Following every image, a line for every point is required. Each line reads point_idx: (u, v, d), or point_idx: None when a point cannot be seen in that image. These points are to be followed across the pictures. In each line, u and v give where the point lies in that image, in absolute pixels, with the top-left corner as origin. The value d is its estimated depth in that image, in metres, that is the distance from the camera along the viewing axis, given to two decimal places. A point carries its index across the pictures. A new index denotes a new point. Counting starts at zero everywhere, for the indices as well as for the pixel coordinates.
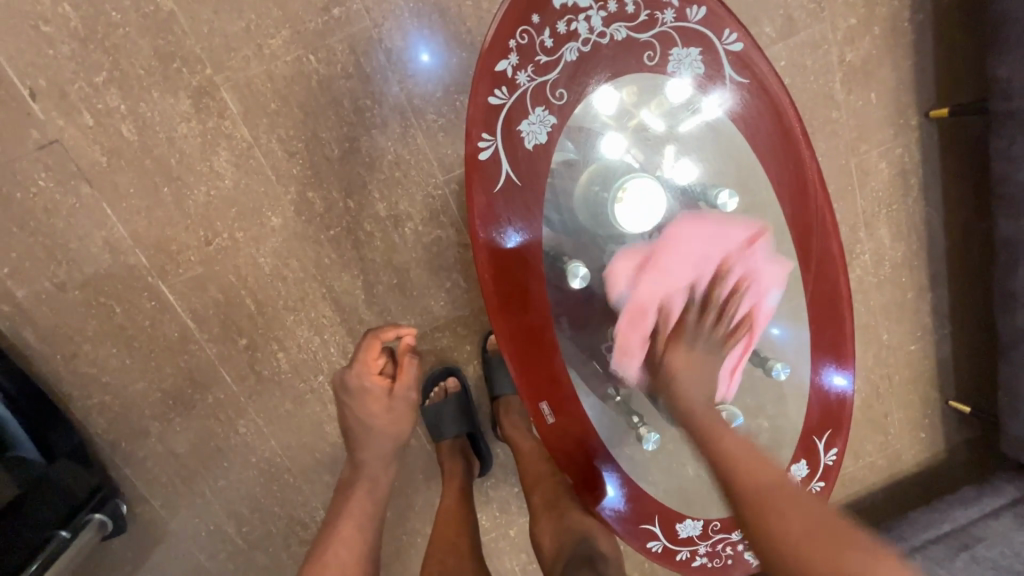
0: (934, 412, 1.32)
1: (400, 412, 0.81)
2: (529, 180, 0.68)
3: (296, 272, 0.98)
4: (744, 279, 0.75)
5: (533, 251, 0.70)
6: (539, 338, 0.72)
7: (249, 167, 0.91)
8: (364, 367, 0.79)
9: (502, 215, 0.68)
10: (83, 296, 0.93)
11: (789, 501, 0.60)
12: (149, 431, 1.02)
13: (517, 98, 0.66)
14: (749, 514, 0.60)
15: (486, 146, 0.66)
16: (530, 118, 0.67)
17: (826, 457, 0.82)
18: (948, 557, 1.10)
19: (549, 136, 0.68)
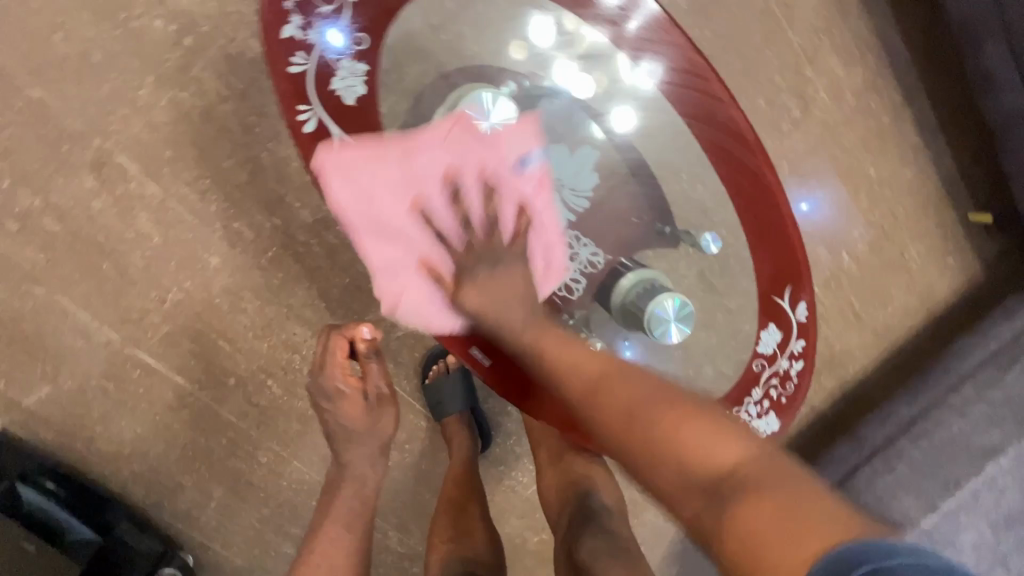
0: (957, 232, 1.26)
1: (378, 409, 0.84)
2: (366, 136, 0.68)
3: (253, 301, 1.01)
4: (496, 175, 0.70)
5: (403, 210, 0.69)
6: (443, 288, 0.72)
7: (170, 219, 0.94)
8: (335, 368, 0.80)
9: None
10: (78, 384, 0.99)
11: (603, 388, 0.62)
12: (183, 485, 1.09)
13: (318, 60, 0.65)
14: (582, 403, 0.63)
15: (307, 117, 0.65)
16: (339, 74, 0.66)
17: (798, 315, 0.80)
18: (1001, 376, 1.05)
19: (365, 85, 0.68)
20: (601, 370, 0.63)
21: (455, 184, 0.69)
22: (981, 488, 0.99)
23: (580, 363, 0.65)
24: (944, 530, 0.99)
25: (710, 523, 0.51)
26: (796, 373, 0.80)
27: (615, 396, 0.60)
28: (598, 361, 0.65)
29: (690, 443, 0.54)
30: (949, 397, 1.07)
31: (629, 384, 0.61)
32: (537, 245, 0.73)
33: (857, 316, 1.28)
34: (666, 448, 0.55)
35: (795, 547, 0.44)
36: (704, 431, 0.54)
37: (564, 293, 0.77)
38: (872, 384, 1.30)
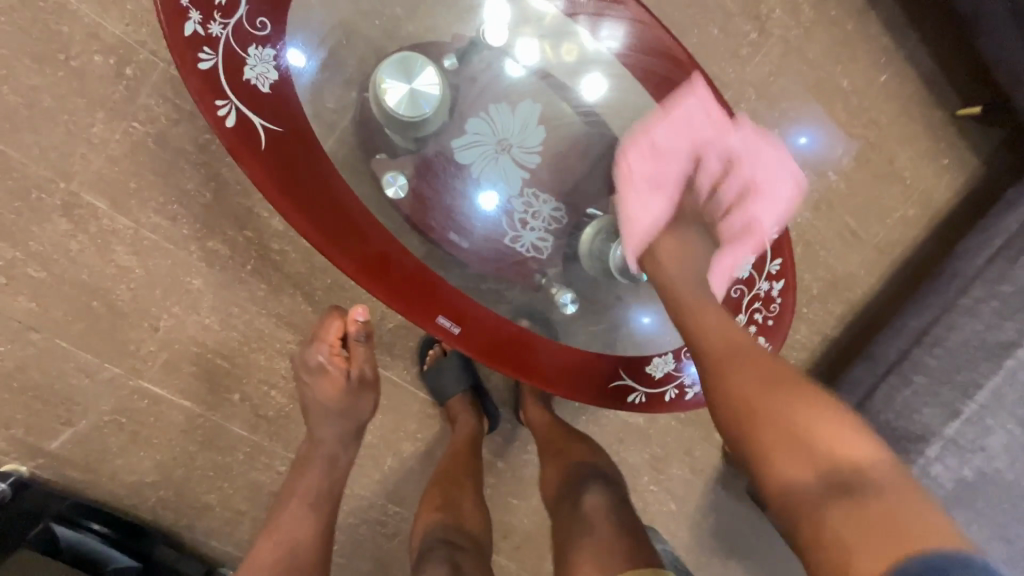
0: (946, 130, 1.21)
1: (351, 394, 0.86)
2: (287, 120, 0.67)
3: (242, 316, 1.02)
4: (755, 192, 0.74)
5: (340, 188, 0.69)
6: (398, 262, 0.72)
7: (146, 248, 0.96)
8: (322, 344, 0.85)
9: (285, 162, 0.66)
10: (92, 422, 1.03)
11: (741, 362, 0.60)
12: (210, 504, 1.12)
13: (224, 51, 0.63)
14: (715, 370, 0.62)
15: (224, 110, 0.63)
16: (249, 63, 0.65)
17: (772, 230, 0.76)
18: (1008, 267, 1.01)
19: (279, 71, 0.67)
20: (729, 348, 0.62)
21: (701, 159, 0.72)
22: (1003, 387, 0.95)
23: (711, 326, 0.65)
24: (972, 435, 0.95)
25: (811, 496, 0.51)
26: (778, 292, 0.80)
27: (744, 370, 0.59)
28: (740, 339, 0.63)
29: (812, 432, 0.53)
30: (958, 300, 1.04)
31: (768, 365, 0.60)
32: (727, 254, 0.74)
33: (856, 235, 1.23)
34: (792, 429, 0.54)
35: (904, 540, 0.44)
36: (838, 439, 0.53)
37: (531, 252, 0.79)
38: (881, 302, 1.26)
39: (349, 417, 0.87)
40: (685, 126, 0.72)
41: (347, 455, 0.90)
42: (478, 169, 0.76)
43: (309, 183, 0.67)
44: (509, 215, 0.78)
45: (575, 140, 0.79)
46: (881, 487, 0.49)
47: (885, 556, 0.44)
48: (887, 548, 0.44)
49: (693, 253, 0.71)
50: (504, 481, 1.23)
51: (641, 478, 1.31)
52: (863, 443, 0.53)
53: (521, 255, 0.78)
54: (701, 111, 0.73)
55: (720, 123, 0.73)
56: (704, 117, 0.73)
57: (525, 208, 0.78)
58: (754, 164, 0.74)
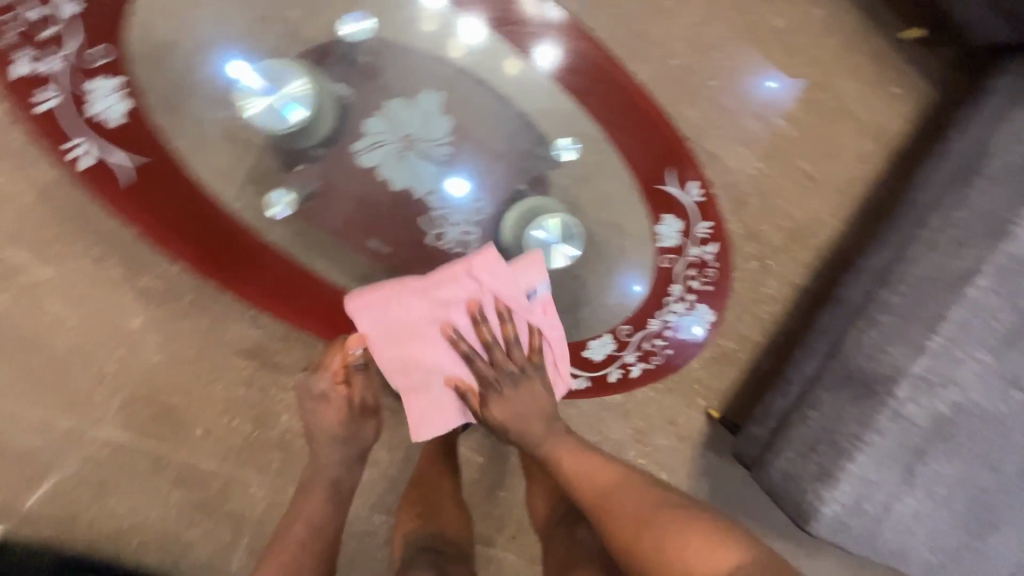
0: (890, 58, 1.17)
1: (355, 421, 0.85)
2: (145, 152, 0.77)
3: (189, 350, 1.00)
4: (538, 321, 0.78)
5: (213, 209, 0.79)
6: (282, 272, 0.82)
7: (79, 295, 0.94)
8: (325, 372, 0.83)
9: (152, 195, 0.78)
10: (58, 475, 1.02)
11: (610, 497, 0.75)
12: (194, 542, 1.09)
13: (64, 97, 0.75)
14: (599, 511, 0.76)
15: (81, 155, 0.76)
16: (93, 102, 0.75)
17: (692, 197, 0.81)
18: (964, 191, 0.98)
19: (122, 102, 0.75)
20: (603, 484, 0.77)
21: (477, 312, 0.75)
22: (968, 315, 0.91)
23: (580, 467, 0.79)
24: (941, 368, 0.92)
25: None
26: (714, 256, 0.83)
27: (616, 499, 0.75)
28: (604, 468, 0.78)
29: (688, 564, 0.67)
30: (917, 234, 1.00)
31: (631, 496, 0.75)
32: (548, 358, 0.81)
33: (813, 179, 1.20)
34: (686, 570, 0.67)
35: None
36: (699, 553, 0.67)
37: (458, 248, 0.80)
38: (849, 244, 1.23)
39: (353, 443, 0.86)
40: (433, 294, 0.75)
41: (352, 478, 0.87)
42: (387, 173, 0.77)
43: (199, 229, 0.79)
44: (426, 215, 0.79)
45: (480, 126, 0.79)
46: None
47: None
48: None
49: (522, 398, 0.77)
50: (491, 476, 1.22)
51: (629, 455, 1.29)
52: (728, 551, 0.66)
53: (449, 252, 0.80)
54: (415, 300, 0.75)
55: (457, 276, 0.75)
56: (451, 293, 0.75)
57: (445, 205, 0.79)
58: (500, 284, 0.75)
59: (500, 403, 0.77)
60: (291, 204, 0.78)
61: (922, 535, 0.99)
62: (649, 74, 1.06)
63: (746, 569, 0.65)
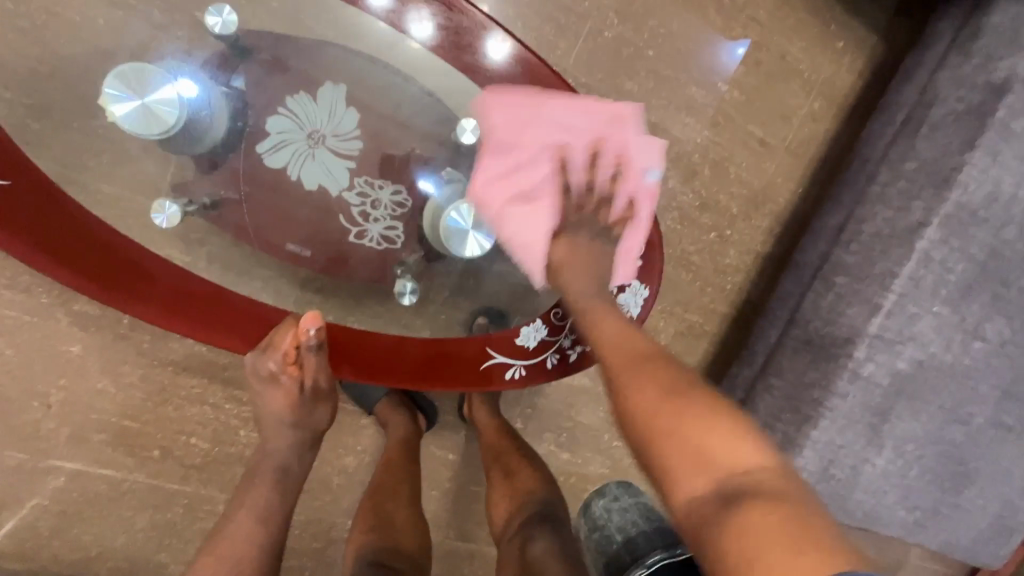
0: (832, 11, 1.13)
1: (306, 405, 0.79)
2: (19, 175, 0.69)
3: (135, 372, 0.98)
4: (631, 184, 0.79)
5: (105, 231, 0.73)
6: (193, 291, 0.76)
7: (10, 326, 0.91)
8: (272, 352, 0.75)
9: (32, 219, 0.69)
10: (13, 511, 1.00)
11: (641, 367, 0.60)
12: (164, 564, 1.08)
13: None
14: (618, 377, 0.61)
15: None
16: None
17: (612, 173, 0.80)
18: (910, 141, 0.95)
19: None
20: (634, 353, 0.63)
21: (568, 156, 0.76)
22: (920, 269, 0.89)
23: (608, 330, 0.67)
24: (897, 327, 0.90)
25: (710, 512, 0.49)
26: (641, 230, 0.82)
27: (641, 374, 0.59)
28: (635, 337, 0.66)
29: (701, 443, 0.52)
30: (868, 189, 0.98)
31: (662, 371, 0.59)
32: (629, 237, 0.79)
33: (764, 142, 1.17)
34: (700, 450, 0.52)
35: (800, 543, 0.43)
36: (724, 443, 0.52)
37: (384, 244, 0.79)
38: (806, 205, 1.20)
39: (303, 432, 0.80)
40: (540, 127, 0.75)
41: (303, 463, 0.81)
42: (296, 172, 0.74)
43: (77, 241, 0.72)
44: (345, 213, 0.76)
45: (388, 116, 0.76)
46: (783, 502, 0.47)
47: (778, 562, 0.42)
48: (786, 534, 0.43)
49: (588, 252, 0.75)
50: (463, 471, 1.21)
51: (603, 437, 1.27)
52: (758, 450, 0.51)
53: (375, 250, 0.79)
54: (544, 122, 0.75)
55: (552, 116, 0.75)
56: (547, 130, 0.75)
57: (363, 201, 0.76)
58: (625, 143, 0.80)
59: (560, 243, 0.75)
60: (177, 215, 0.74)
61: (893, 492, 0.98)
62: (582, 48, 1.03)
63: (773, 475, 0.50)
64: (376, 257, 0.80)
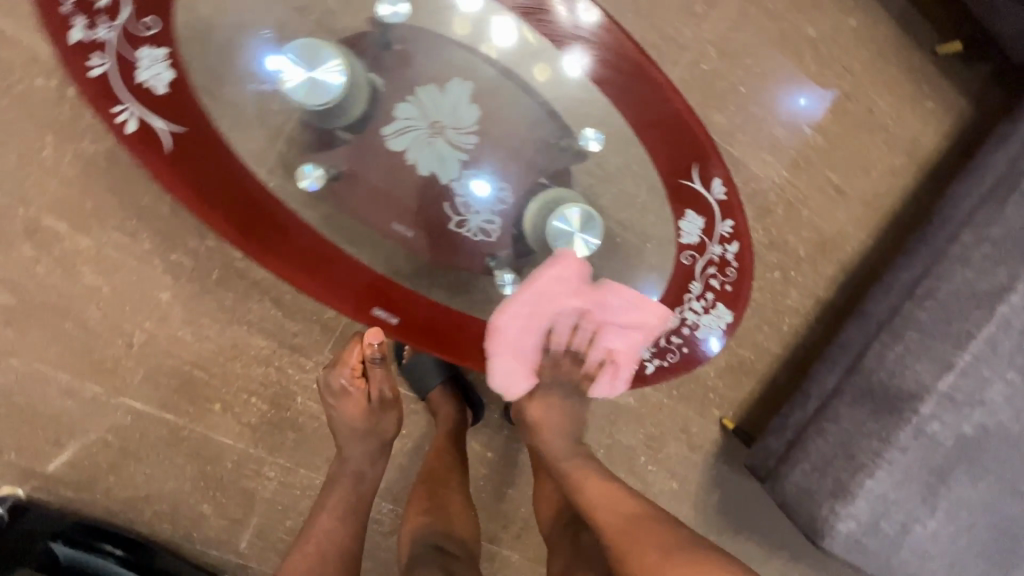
0: (925, 73, 1.15)
1: (376, 413, 0.95)
2: (189, 120, 0.73)
3: (214, 325, 1.04)
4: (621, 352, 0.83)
5: (252, 182, 0.75)
6: (318, 251, 0.78)
7: (112, 266, 0.97)
8: (344, 368, 0.95)
9: (192, 163, 0.73)
10: (79, 441, 1.05)
11: (637, 536, 0.71)
12: (205, 513, 1.13)
13: (115, 57, 0.70)
14: (617, 545, 0.72)
15: (124, 117, 0.71)
16: (141, 64, 0.71)
17: (715, 194, 0.81)
18: (999, 208, 0.95)
19: (171, 67, 0.72)
20: (626, 518, 0.74)
21: (580, 324, 0.84)
22: (997, 334, 0.90)
23: (597, 496, 0.78)
24: (967, 388, 0.90)
25: None
26: (734, 255, 0.82)
27: (639, 542, 0.70)
28: (623, 498, 0.77)
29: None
30: (948, 249, 0.98)
31: (651, 534, 0.71)
32: (605, 384, 0.84)
33: (839, 191, 1.18)
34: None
35: None
36: None
37: (480, 236, 0.81)
38: (874, 259, 1.21)
39: (374, 435, 0.95)
40: (531, 298, 0.81)
41: (374, 469, 0.95)
42: (413, 157, 0.79)
43: (229, 189, 0.75)
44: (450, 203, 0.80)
45: (507, 116, 0.80)
46: None
47: None
48: None
49: (563, 406, 0.86)
50: (497, 472, 1.22)
51: (637, 460, 1.23)
52: None
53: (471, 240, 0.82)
54: (558, 282, 0.80)
55: (541, 297, 0.81)
56: (538, 302, 0.81)
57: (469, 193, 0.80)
58: (613, 314, 0.82)
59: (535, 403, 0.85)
60: (321, 178, 0.78)
61: (940, 558, 0.95)
62: (678, 76, 1.06)
63: None
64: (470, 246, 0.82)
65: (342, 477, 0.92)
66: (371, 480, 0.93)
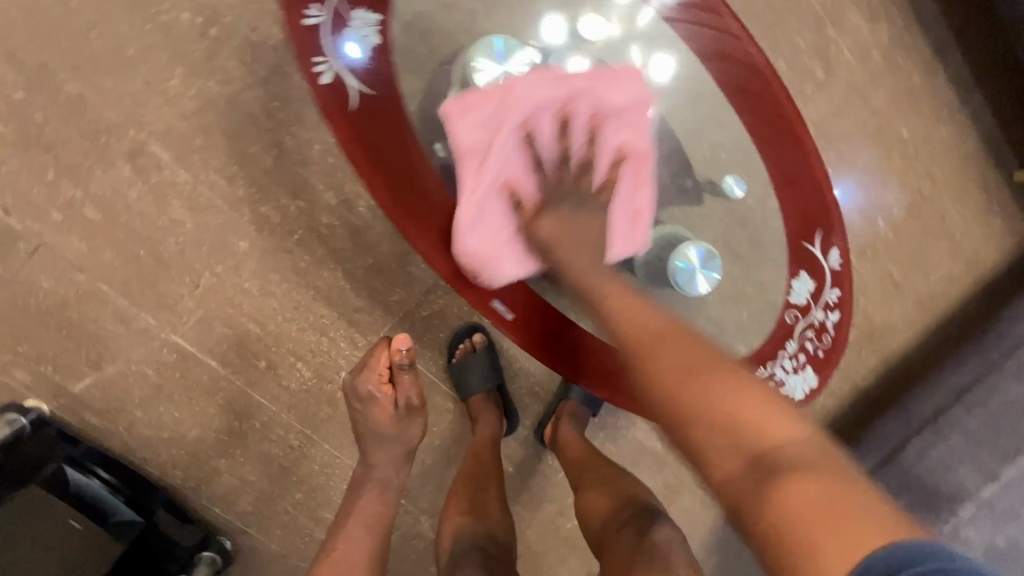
0: (998, 193, 1.20)
1: (405, 421, 0.87)
2: (383, 89, 0.70)
3: (282, 284, 1.03)
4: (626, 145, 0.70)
5: (426, 163, 0.71)
6: None
7: (201, 204, 0.97)
8: (371, 373, 0.84)
9: (376, 130, 0.69)
10: (118, 369, 1.03)
11: (661, 342, 0.58)
12: (220, 468, 1.11)
13: (331, 10, 0.67)
14: (638, 353, 0.59)
15: (323, 69, 0.66)
16: (352, 24, 0.68)
17: (830, 263, 0.84)
18: None
19: (380, 35, 0.70)
20: (660, 327, 0.60)
21: (566, 119, 0.68)
22: None
23: (612, 298, 0.64)
24: (1007, 501, 0.95)
25: (742, 488, 0.49)
26: (833, 325, 0.84)
27: (668, 345, 0.57)
28: (648, 311, 0.62)
29: (735, 412, 0.52)
30: (1001, 363, 1.01)
31: (685, 344, 0.57)
32: (621, 191, 0.70)
33: (896, 285, 1.22)
34: (735, 425, 0.51)
35: (862, 526, 0.43)
36: (746, 400, 0.52)
37: None
38: (916, 358, 1.24)
39: (399, 443, 0.88)
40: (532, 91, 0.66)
41: (400, 477, 0.90)
42: None
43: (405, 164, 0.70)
44: None
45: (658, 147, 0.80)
46: (811, 465, 0.47)
47: (842, 550, 0.42)
48: (852, 523, 0.43)
49: (581, 227, 0.68)
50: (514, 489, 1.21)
51: None
52: (792, 424, 0.50)
53: None
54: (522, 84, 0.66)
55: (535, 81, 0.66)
56: (521, 93, 0.66)
57: None
58: (603, 91, 0.69)
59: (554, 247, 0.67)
60: None
61: None
62: None
63: (806, 445, 0.49)
64: None
65: (369, 482, 0.87)
66: (398, 485, 0.89)
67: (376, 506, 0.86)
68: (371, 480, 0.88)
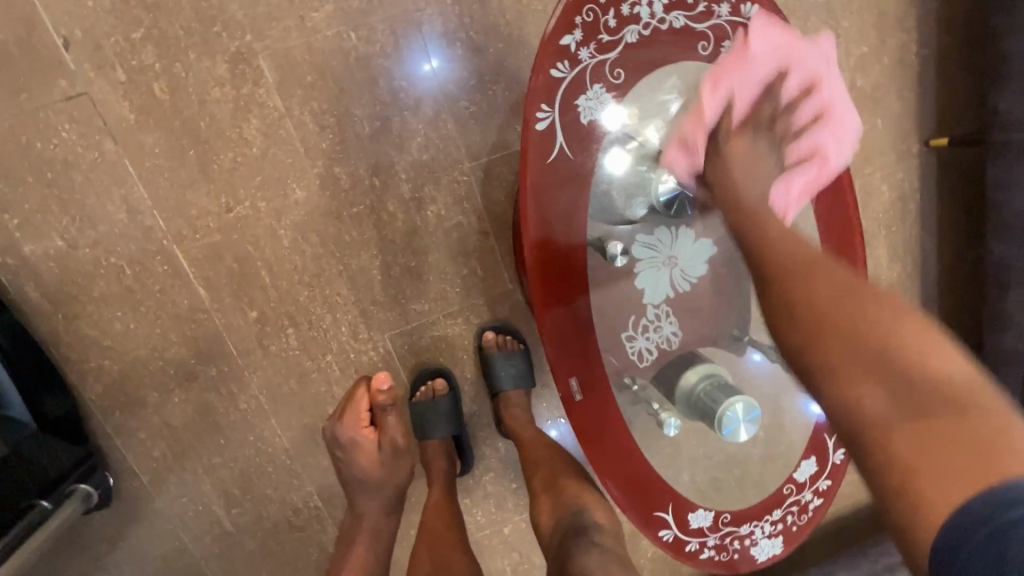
0: None
1: (392, 464, 0.85)
2: (581, 156, 0.68)
3: (315, 247, 0.97)
4: (825, 75, 0.69)
5: (577, 232, 0.70)
6: (579, 314, 0.72)
7: (278, 137, 0.92)
8: (352, 421, 0.82)
9: (552, 181, 0.67)
10: (93, 255, 0.91)
11: (816, 267, 0.54)
12: (146, 401, 0.99)
13: (577, 74, 0.66)
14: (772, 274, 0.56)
15: (543, 118, 0.66)
16: (588, 93, 0.67)
17: (834, 456, 0.84)
18: None
19: (604, 112, 0.69)
20: (806, 256, 0.56)
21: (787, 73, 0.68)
22: None
23: (771, 233, 0.59)
24: None
25: (885, 425, 0.44)
26: (813, 507, 0.83)
27: (821, 272, 0.54)
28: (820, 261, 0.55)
29: (914, 351, 0.46)
30: None
31: (829, 279, 0.53)
32: (796, 182, 0.72)
33: None
34: (898, 359, 0.46)
35: (985, 462, 0.38)
36: (929, 347, 0.45)
37: (633, 357, 0.75)
38: None
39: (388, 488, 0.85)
40: (770, 64, 0.67)
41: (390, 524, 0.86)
42: (641, 270, 0.74)
43: (562, 215, 0.69)
44: (638, 317, 0.75)
45: (732, 292, 0.78)
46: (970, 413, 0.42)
47: (954, 481, 0.38)
48: (967, 463, 0.39)
49: (762, 165, 0.67)
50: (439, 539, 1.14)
51: None
52: (965, 367, 0.44)
53: (624, 356, 0.75)
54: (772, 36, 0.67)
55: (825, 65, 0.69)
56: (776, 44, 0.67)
57: (653, 319, 0.75)
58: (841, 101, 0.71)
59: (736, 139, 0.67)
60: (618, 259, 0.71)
61: None
62: None
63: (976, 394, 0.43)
64: (629, 360, 0.75)
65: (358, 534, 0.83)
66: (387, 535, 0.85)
67: (366, 557, 0.82)
68: (361, 530, 0.84)
